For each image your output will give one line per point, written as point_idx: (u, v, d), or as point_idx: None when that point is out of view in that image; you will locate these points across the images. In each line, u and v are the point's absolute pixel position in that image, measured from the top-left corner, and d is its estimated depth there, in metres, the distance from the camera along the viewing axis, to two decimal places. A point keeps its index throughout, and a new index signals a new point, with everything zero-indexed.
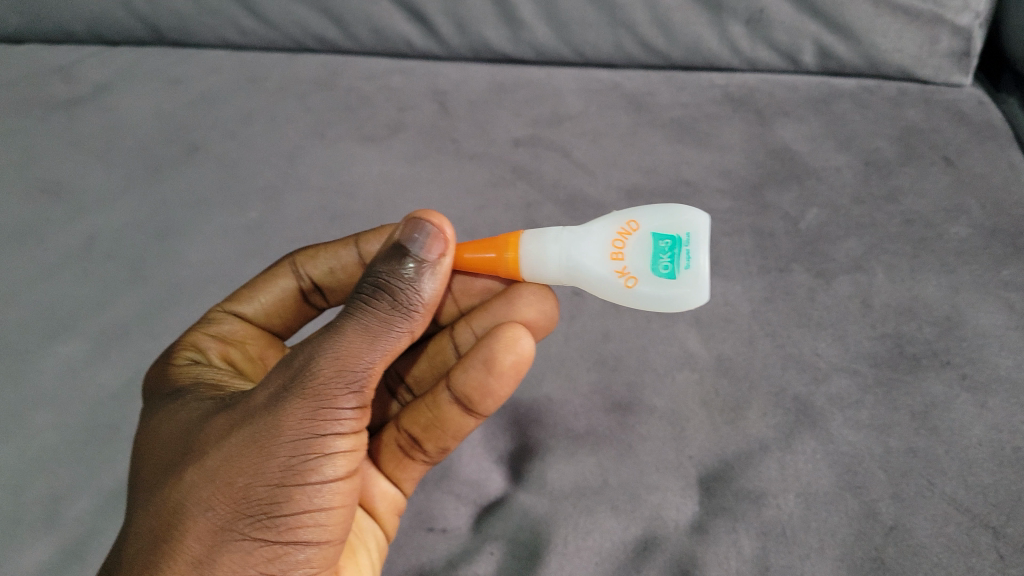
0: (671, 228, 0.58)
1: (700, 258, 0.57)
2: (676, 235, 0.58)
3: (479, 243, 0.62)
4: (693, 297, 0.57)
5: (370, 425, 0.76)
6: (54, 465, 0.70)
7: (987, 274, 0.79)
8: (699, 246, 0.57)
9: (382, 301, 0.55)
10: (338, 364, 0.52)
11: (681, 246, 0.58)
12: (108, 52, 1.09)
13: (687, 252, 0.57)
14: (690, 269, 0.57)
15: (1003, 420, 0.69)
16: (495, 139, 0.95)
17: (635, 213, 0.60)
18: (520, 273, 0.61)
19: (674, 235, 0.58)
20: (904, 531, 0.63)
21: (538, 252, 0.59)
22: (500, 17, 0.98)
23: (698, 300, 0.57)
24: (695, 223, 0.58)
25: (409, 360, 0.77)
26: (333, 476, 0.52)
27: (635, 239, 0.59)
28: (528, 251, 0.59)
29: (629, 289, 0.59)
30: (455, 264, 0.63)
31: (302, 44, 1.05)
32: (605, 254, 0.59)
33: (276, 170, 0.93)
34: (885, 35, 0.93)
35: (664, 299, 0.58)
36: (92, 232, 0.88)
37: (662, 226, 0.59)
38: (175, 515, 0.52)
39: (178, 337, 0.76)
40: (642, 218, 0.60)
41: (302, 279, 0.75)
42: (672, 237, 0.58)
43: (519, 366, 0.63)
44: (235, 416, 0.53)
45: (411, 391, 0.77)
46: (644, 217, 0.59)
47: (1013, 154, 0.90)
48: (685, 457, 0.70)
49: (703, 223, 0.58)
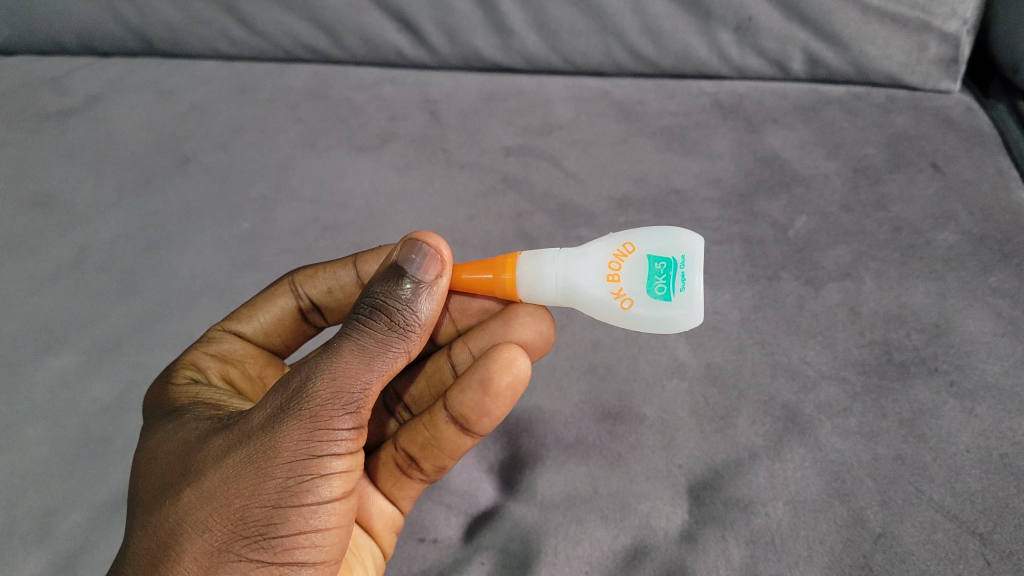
0: (667, 251, 0.58)
1: (695, 281, 0.57)
2: (672, 257, 0.58)
3: (476, 264, 0.62)
4: (688, 319, 0.58)
5: (368, 443, 0.76)
6: (48, 479, 0.70)
7: (975, 281, 0.80)
8: (694, 269, 0.57)
9: (379, 322, 0.56)
10: (334, 385, 0.53)
11: (676, 269, 0.58)
12: (99, 63, 1.09)
13: (682, 275, 0.58)
14: (686, 291, 0.57)
15: (990, 426, 0.70)
16: (486, 148, 0.96)
17: (632, 234, 0.60)
18: (517, 294, 0.61)
19: (670, 258, 0.58)
20: (891, 538, 0.64)
21: (534, 274, 0.60)
22: (490, 26, 0.98)
23: (693, 322, 0.58)
24: (691, 246, 0.58)
25: (408, 379, 0.77)
26: (329, 497, 0.53)
27: (632, 261, 0.59)
28: (525, 274, 0.60)
29: (626, 310, 0.59)
30: (453, 283, 0.64)
31: (293, 55, 1.05)
32: (601, 277, 0.59)
33: (267, 181, 0.94)
34: (873, 42, 0.94)
35: (660, 321, 0.59)
36: (84, 245, 0.88)
37: (659, 248, 0.59)
38: (172, 537, 0.52)
39: (179, 354, 0.77)
40: (638, 240, 0.60)
41: (302, 299, 0.75)
42: (668, 259, 0.58)
43: (515, 387, 0.63)
44: (232, 437, 0.54)
45: (409, 411, 0.77)
46: (640, 239, 0.60)
47: (1000, 160, 0.90)
48: (674, 465, 0.70)
49: (699, 245, 0.58)
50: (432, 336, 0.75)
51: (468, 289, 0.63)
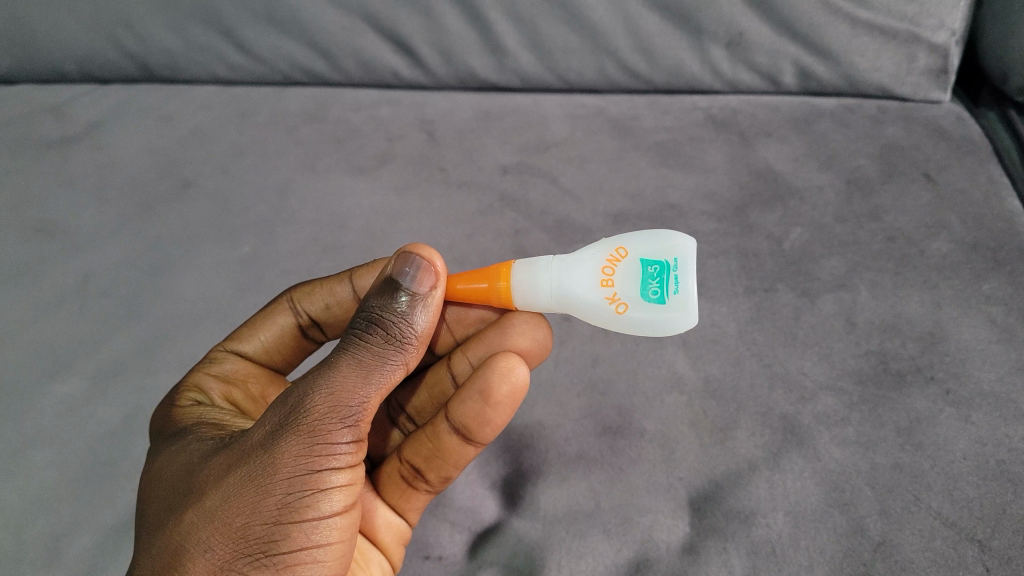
0: (659, 254, 0.60)
1: (688, 283, 0.58)
2: (665, 260, 0.59)
3: (470, 275, 0.63)
4: (682, 321, 0.59)
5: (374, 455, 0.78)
6: (55, 504, 0.72)
7: (969, 289, 0.81)
8: (686, 271, 0.59)
9: (376, 335, 0.57)
10: (332, 400, 0.54)
11: (669, 272, 0.59)
12: (100, 90, 1.10)
13: (675, 277, 0.59)
14: (679, 293, 0.59)
15: (987, 433, 0.72)
16: (483, 167, 0.97)
17: (623, 239, 0.61)
18: (512, 301, 0.62)
19: (663, 261, 0.60)
20: (891, 546, 0.66)
21: (529, 282, 0.60)
22: (484, 47, 0.99)
23: (684, 319, 0.59)
24: (683, 249, 0.59)
25: (409, 390, 0.78)
26: (330, 511, 0.53)
27: (623, 264, 0.60)
28: (521, 279, 0.60)
29: (620, 315, 0.60)
30: (447, 294, 0.64)
31: (291, 78, 1.06)
32: (595, 279, 0.60)
33: (268, 205, 0.94)
34: (863, 55, 0.95)
35: (652, 324, 0.59)
36: (87, 270, 0.89)
37: (651, 251, 0.60)
38: (175, 557, 0.52)
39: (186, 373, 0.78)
40: (630, 244, 0.61)
41: (300, 316, 0.76)
42: (660, 262, 0.60)
43: (515, 396, 0.64)
44: (233, 455, 0.54)
45: (413, 421, 0.78)
46: (632, 243, 0.61)
47: (992, 168, 0.92)
48: (675, 478, 0.71)
49: (690, 248, 0.59)
50: (430, 348, 0.76)
51: (465, 299, 0.64)
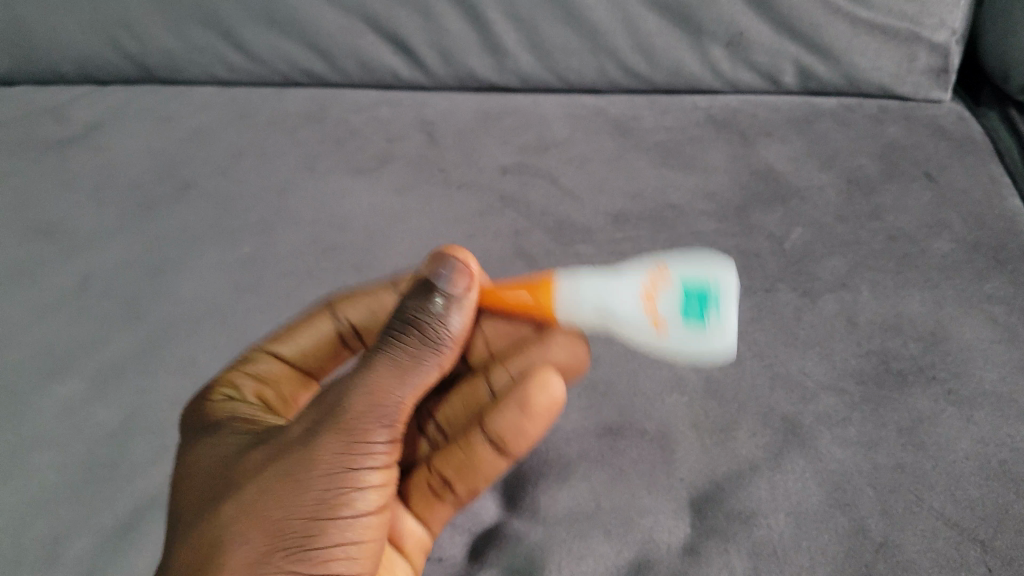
0: (703, 280, 0.61)
1: (729, 311, 0.59)
2: (708, 286, 0.60)
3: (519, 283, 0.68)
4: (719, 347, 0.59)
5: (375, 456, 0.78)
6: (53, 507, 0.72)
7: (971, 288, 0.81)
8: (729, 299, 0.60)
9: (412, 336, 0.59)
10: (371, 398, 0.56)
11: (712, 298, 0.60)
12: (98, 91, 1.10)
13: (718, 304, 0.60)
14: (719, 320, 0.59)
15: (989, 433, 0.72)
16: (482, 167, 0.96)
17: (669, 262, 0.63)
18: (555, 314, 0.65)
19: (706, 286, 0.60)
20: (893, 547, 0.65)
21: (572, 296, 0.63)
22: (483, 47, 0.99)
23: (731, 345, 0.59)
24: (726, 276, 0.60)
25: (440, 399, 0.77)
26: (365, 509, 0.54)
27: (672, 287, 0.61)
28: (572, 296, 0.63)
29: (659, 338, 0.60)
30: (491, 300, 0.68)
31: (290, 79, 1.06)
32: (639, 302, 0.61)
33: (267, 206, 0.94)
34: (864, 54, 0.95)
35: (690, 349, 0.60)
36: (87, 272, 0.89)
37: (695, 276, 0.61)
38: (210, 552, 0.51)
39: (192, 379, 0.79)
40: (675, 267, 0.62)
41: (341, 321, 0.76)
42: (704, 288, 0.60)
43: (552, 408, 0.64)
44: (271, 450, 0.55)
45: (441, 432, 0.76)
46: (678, 267, 0.62)
47: (994, 167, 0.92)
48: (676, 479, 0.71)
49: (733, 276, 0.60)
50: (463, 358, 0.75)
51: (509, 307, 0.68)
